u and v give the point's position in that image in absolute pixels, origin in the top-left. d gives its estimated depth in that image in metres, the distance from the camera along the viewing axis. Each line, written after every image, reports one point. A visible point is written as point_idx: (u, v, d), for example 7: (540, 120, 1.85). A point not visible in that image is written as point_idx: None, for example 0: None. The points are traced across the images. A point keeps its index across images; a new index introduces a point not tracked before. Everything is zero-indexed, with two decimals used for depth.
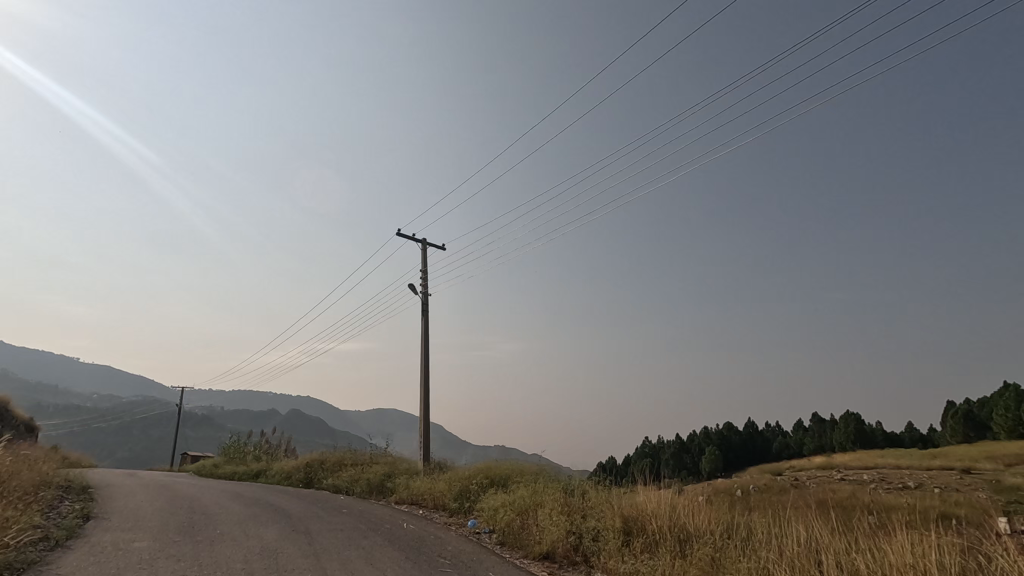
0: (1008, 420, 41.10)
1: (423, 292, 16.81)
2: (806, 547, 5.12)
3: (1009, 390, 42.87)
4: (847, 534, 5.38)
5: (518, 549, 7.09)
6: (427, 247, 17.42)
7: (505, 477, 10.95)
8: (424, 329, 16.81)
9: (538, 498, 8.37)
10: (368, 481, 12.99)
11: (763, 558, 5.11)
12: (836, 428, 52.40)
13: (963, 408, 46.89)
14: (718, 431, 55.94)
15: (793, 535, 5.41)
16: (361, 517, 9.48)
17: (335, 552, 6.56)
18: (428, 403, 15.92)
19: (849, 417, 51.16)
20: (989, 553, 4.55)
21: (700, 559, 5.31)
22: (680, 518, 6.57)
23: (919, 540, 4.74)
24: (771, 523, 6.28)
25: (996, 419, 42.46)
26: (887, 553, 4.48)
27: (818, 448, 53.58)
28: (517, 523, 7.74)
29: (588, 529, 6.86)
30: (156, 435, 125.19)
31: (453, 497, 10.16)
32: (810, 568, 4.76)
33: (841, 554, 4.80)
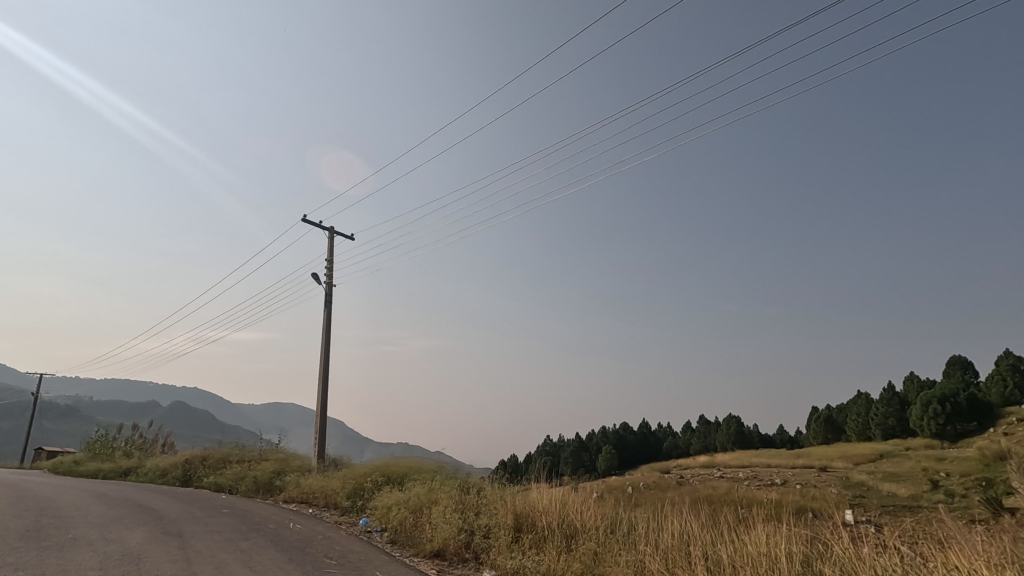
0: (859, 425, 46.77)
1: (327, 282, 16.15)
2: (679, 540, 5.49)
3: (862, 397, 48.72)
4: (714, 526, 5.85)
5: (409, 547, 7.00)
6: (334, 235, 16.69)
7: (402, 475, 10.81)
8: (327, 321, 16.14)
9: (433, 496, 8.34)
10: (255, 479, 12.26)
11: (641, 552, 5.42)
12: (719, 430, 56.92)
13: (824, 412, 52.71)
14: (615, 431, 58.70)
15: (669, 529, 5.78)
16: (243, 517, 8.90)
17: (209, 557, 6.07)
18: (326, 398, 15.31)
19: (731, 419, 55.78)
20: (828, 542, 5.15)
21: (583, 554, 5.55)
22: (568, 515, 6.83)
23: (774, 532, 5.27)
24: (651, 517, 6.70)
25: (850, 424, 48.10)
26: (746, 543, 4.92)
27: (703, 448, 57.94)
28: (410, 521, 7.65)
29: (480, 526, 6.94)
30: (4, 427, 109.81)
31: (346, 495, 9.84)
32: (679, 556, 5.14)
33: (709, 546, 5.20)
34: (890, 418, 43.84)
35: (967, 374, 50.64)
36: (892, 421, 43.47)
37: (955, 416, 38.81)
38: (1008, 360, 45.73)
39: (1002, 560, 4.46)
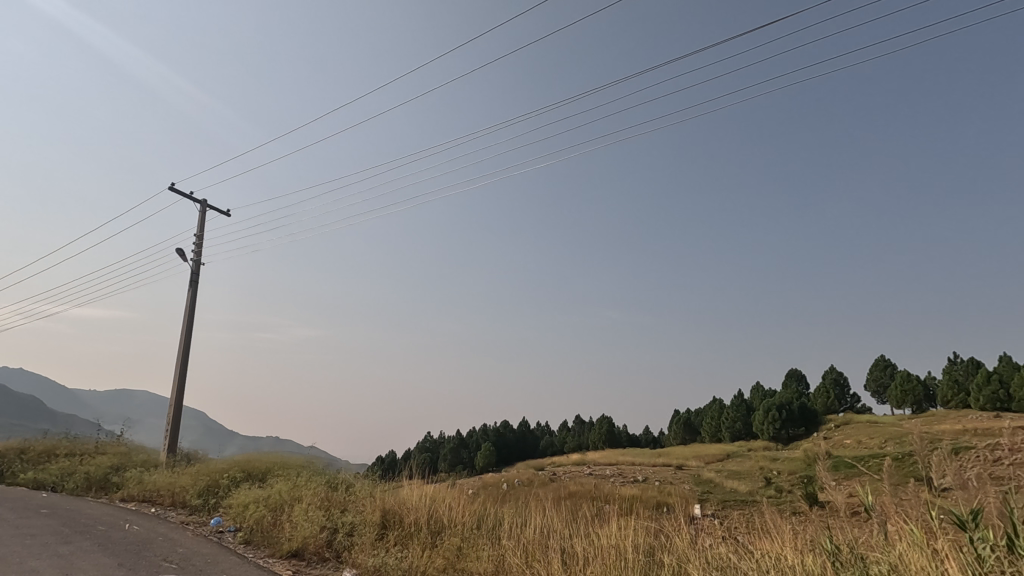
0: (712, 427, 51.93)
1: (194, 259, 14.73)
2: (540, 534, 5.71)
3: (716, 402, 54.10)
4: (573, 521, 6.16)
5: (264, 547, 6.59)
6: (206, 209, 15.25)
7: (264, 471, 10.13)
8: (190, 301, 14.69)
9: (296, 492, 7.91)
10: (87, 475, 10.82)
11: (503, 546, 5.56)
12: (592, 430, 60.20)
13: (684, 415, 57.86)
14: (495, 429, 59.77)
15: (533, 524, 5.99)
16: (65, 519, 7.79)
17: (14, 565, 5.25)
18: (182, 387, 13.93)
19: (603, 420, 59.24)
20: (669, 534, 5.65)
21: (447, 549, 5.59)
22: (436, 511, 6.84)
23: (626, 525, 5.68)
24: (517, 513, 6.91)
25: (704, 426, 53.24)
26: (600, 536, 5.23)
27: (576, 446, 60.95)
28: (267, 519, 7.19)
29: (344, 523, 6.71)
30: None
31: (196, 493, 9.01)
32: (538, 550, 5.34)
33: (566, 540, 5.46)
34: (738, 422, 49.10)
35: (801, 385, 58.26)
36: (739, 425, 48.72)
37: (788, 421, 44.36)
38: (832, 374, 53.47)
39: (805, 545, 5.18)
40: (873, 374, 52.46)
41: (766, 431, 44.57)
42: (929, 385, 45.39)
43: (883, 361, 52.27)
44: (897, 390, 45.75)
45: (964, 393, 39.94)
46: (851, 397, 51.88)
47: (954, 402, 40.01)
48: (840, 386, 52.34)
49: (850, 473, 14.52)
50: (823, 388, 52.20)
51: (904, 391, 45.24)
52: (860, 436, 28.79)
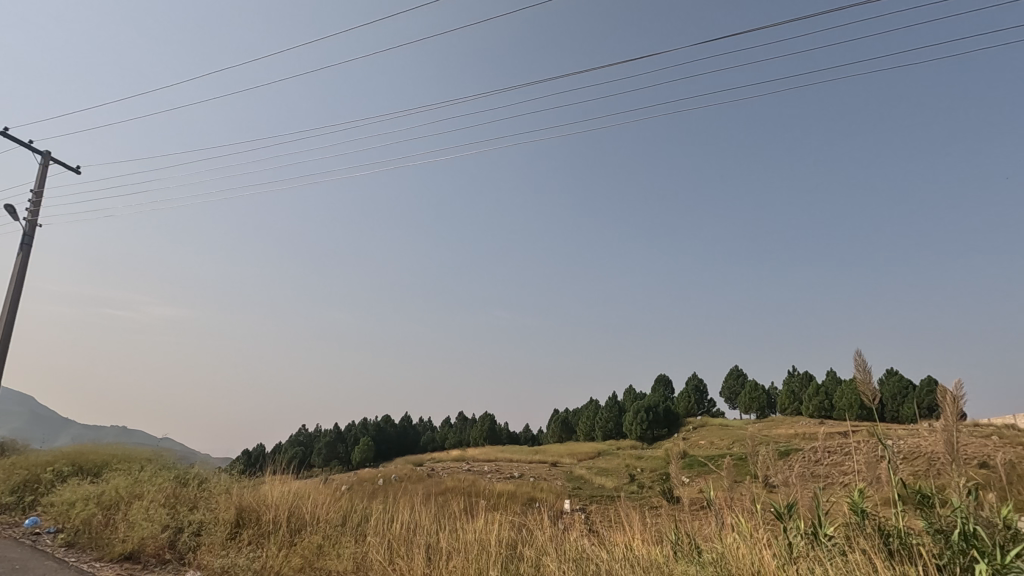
0: (587, 426, 54.79)
1: (29, 219, 12.74)
2: (407, 530, 5.65)
3: (592, 403, 57.10)
4: (442, 516, 6.17)
5: (91, 550, 5.85)
6: (50, 163, 13.25)
7: (100, 465, 9.00)
8: (19, 267, 12.66)
9: (137, 488, 7.11)
10: None
11: (367, 543, 5.42)
12: (474, 426, 60.88)
13: (562, 414, 60.44)
14: (375, 423, 58.25)
15: (400, 519, 5.92)
16: None
17: None
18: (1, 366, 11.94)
19: (486, 417, 60.14)
20: (531, 527, 5.85)
21: (305, 548, 5.35)
22: (299, 508, 6.52)
23: (493, 519, 5.81)
24: (386, 509, 6.79)
25: (580, 425, 56.02)
26: (465, 531, 5.28)
27: (457, 442, 61.27)
28: (98, 519, 6.39)
29: (190, 522, 6.16)
30: None
31: (8, 489, 7.77)
32: (402, 545, 5.29)
33: (431, 535, 5.45)
34: (610, 422, 52.17)
35: (667, 389, 63.32)
36: (611, 424, 51.82)
37: (654, 423, 48.00)
38: (694, 381, 58.83)
39: (652, 537, 5.63)
40: (728, 381, 58.35)
41: (634, 431, 47.87)
42: (771, 394, 51.40)
43: (737, 370, 58.32)
44: (746, 397, 51.26)
45: (798, 402, 45.72)
46: (709, 402, 57.30)
47: (790, 409, 45.66)
48: (700, 392, 57.56)
49: (701, 471, 16.07)
50: (685, 393, 57.12)
51: (751, 399, 50.88)
52: (713, 438, 31.89)
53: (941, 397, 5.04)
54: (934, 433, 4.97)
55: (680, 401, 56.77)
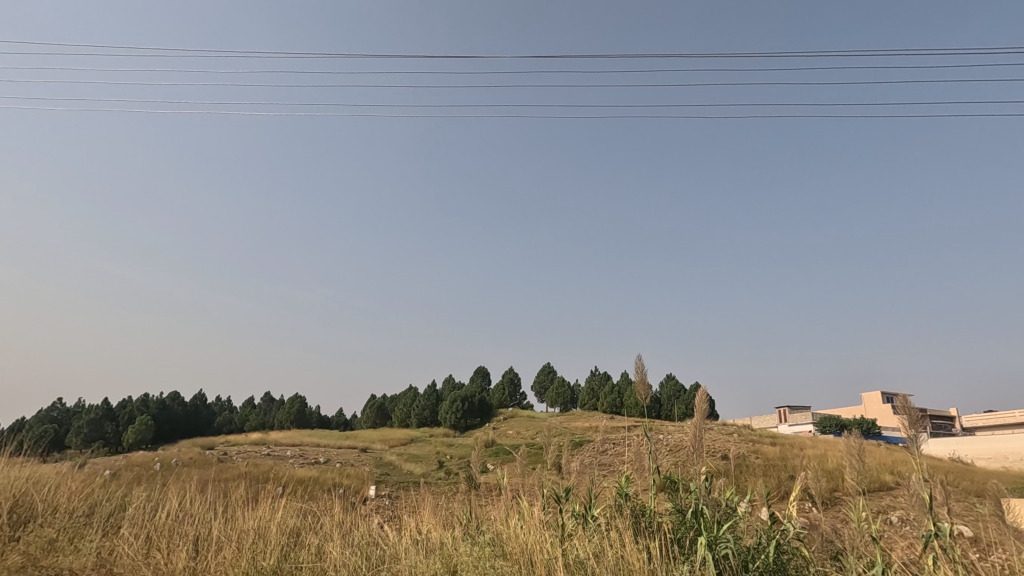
0: (402, 413, 54.58)
1: None
2: (174, 518, 5.05)
3: (411, 389, 56.98)
4: (219, 504, 5.62)
5: None
6: None
7: None
8: None
9: None
10: None
11: (119, 535, 4.71)
12: (281, 409, 56.73)
13: (379, 400, 59.42)
14: (160, 400, 50.91)
15: (166, 507, 5.26)
16: None
17: None
18: None
19: (296, 399, 56.46)
20: (322, 513, 5.65)
21: (32, 543, 4.46)
22: (31, 497, 5.41)
23: (279, 506, 5.48)
24: (152, 496, 5.98)
25: (396, 411, 55.61)
26: (245, 519, 4.90)
27: (259, 425, 56.51)
28: None
29: None
30: None
31: None
32: (165, 536, 4.71)
33: (203, 524, 4.94)
34: (425, 409, 52.57)
35: (484, 380, 65.96)
36: (427, 412, 52.29)
37: (468, 412, 49.59)
38: (510, 374, 62.29)
39: (442, 521, 5.83)
40: (539, 376, 62.76)
41: (449, 419, 48.93)
42: (575, 390, 56.64)
43: (548, 367, 63.12)
44: (553, 391, 55.64)
45: (595, 398, 51.04)
46: (521, 395, 61.02)
47: (588, 405, 50.75)
48: (514, 384, 61.17)
49: (504, 459, 17.10)
50: (501, 385, 60.10)
51: (558, 393, 55.43)
52: (519, 428, 33.94)
53: (696, 398, 6.07)
54: (687, 430, 5.94)
55: (495, 392, 59.62)
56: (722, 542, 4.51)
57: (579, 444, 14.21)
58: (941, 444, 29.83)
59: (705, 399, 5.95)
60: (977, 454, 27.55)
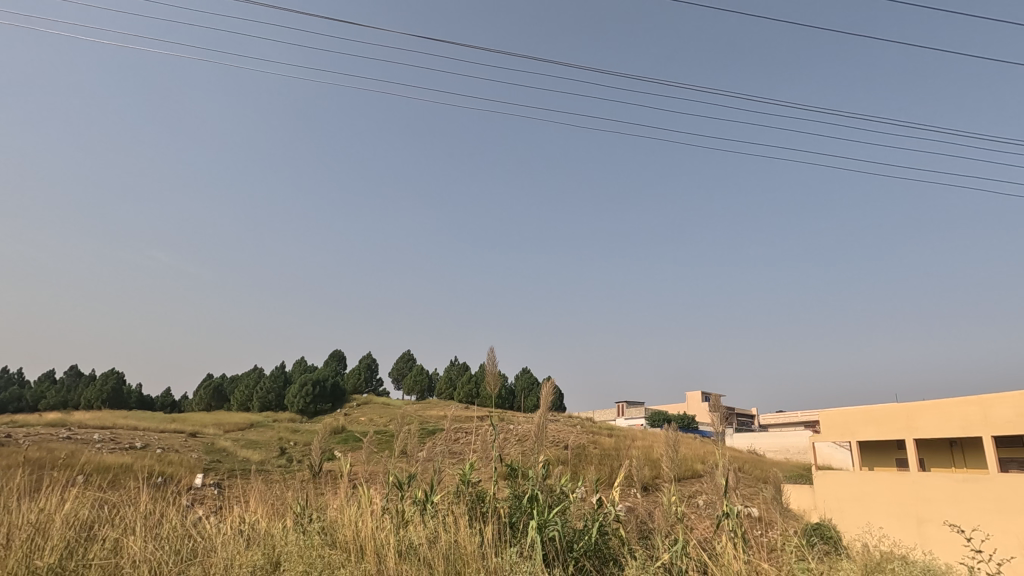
0: (243, 396, 50.19)
1: None
2: None
3: (255, 371, 52.64)
4: None
5: None
6: None
7: None
8: None
9: None
10: None
11: None
12: (91, 386, 49.02)
13: (216, 380, 54.05)
14: None
15: None
16: None
17: None
18: None
19: (112, 375, 49.19)
20: (126, 503, 5.01)
21: None
22: None
23: (70, 496, 4.73)
24: None
25: (236, 393, 51.03)
26: (22, 511, 4.16)
27: (59, 403, 48.23)
28: None
29: None
30: None
31: None
32: None
33: None
34: (271, 393, 48.94)
35: (339, 365, 63.19)
36: (271, 396, 48.66)
37: (318, 397, 47.07)
38: (367, 360, 60.49)
39: (273, 511, 5.48)
40: (398, 364, 61.71)
41: (296, 404, 46.07)
42: (433, 378, 56.62)
43: (408, 354, 62.40)
44: (411, 379, 55.05)
45: (453, 388, 51.53)
46: (377, 381, 59.54)
47: (445, 394, 51.04)
48: (371, 370, 59.56)
49: (352, 446, 16.49)
50: (357, 370, 58.01)
51: (416, 381, 54.99)
52: (371, 415, 33.02)
53: (543, 390, 6.41)
54: (530, 420, 6.25)
55: (349, 377, 57.42)
56: (550, 525, 4.81)
57: (431, 431, 14.23)
58: (742, 438, 34.80)
59: (548, 391, 6.32)
60: (768, 447, 32.61)
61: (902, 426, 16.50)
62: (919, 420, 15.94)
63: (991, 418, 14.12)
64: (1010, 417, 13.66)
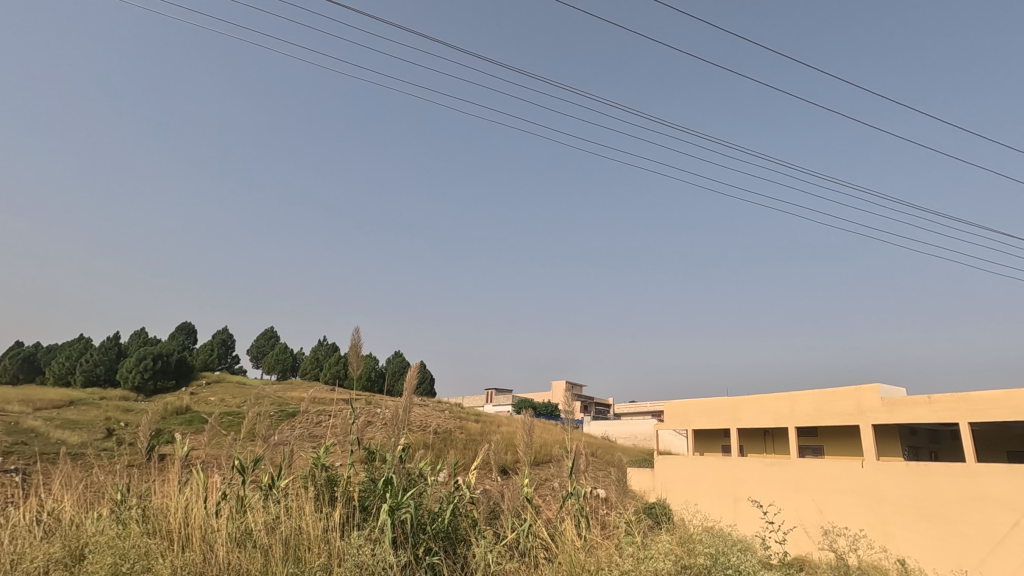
0: (61, 368, 43.40)
1: None
2: None
3: (80, 341, 45.74)
4: None
5: None
6: None
7: None
8: None
9: None
10: None
11: None
12: None
13: (27, 349, 46.13)
14: None
15: None
16: None
17: None
18: None
19: None
20: None
21: None
22: None
23: None
24: None
25: (53, 365, 44.00)
26: None
27: None
28: None
29: None
30: None
31: None
32: None
33: None
34: (99, 366, 42.90)
35: (188, 340, 57.12)
36: (99, 369, 42.65)
37: (159, 373, 42.15)
38: (221, 336, 55.44)
39: (85, 499, 4.85)
40: (258, 341, 57.39)
41: (131, 379, 40.90)
42: (296, 358, 53.44)
43: (270, 331, 58.25)
44: (272, 358, 51.48)
45: (318, 368, 49.06)
46: (231, 359, 54.82)
47: (309, 375, 48.48)
48: (225, 347, 54.74)
49: (196, 429, 15.01)
50: (208, 346, 52.90)
51: (277, 360, 51.50)
52: (223, 395, 30.35)
53: (409, 373, 6.31)
54: (393, 403, 6.12)
55: (199, 353, 52.20)
56: (403, 508, 4.80)
57: (289, 414, 13.43)
58: (598, 426, 37.40)
59: (414, 374, 6.24)
60: (619, 434, 35.42)
61: (728, 417, 18.87)
62: (742, 412, 18.32)
63: (796, 412, 16.68)
64: (810, 411, 16.23)
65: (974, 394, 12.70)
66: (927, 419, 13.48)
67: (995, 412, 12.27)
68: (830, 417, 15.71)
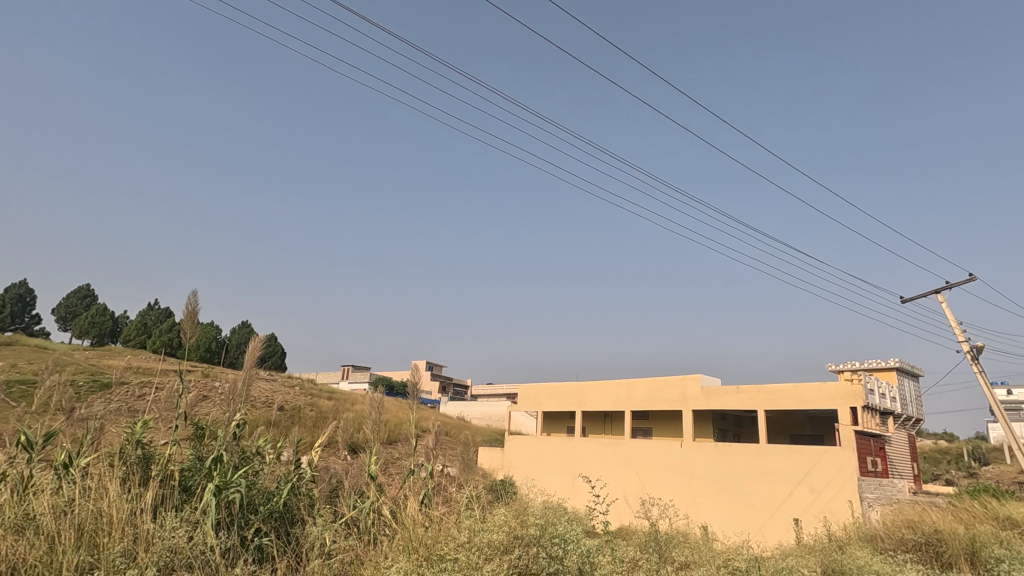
0: None
1: None
2: None
3: None
4: None
5: None
6: None
7: None
8: None
9: None
10: None
11: None
12: None
13: None
14: None
15: None
16: None
17: None
18: None
19: None
20: None
21: None
22: None
23: None
24: None
25: None
26: None
27: None
28: None
29: None
30: None
31: None
32: None
33: None
34: None
35: None
36: None
37: None
38: (16, 291, 46.41)
39: None
40: (68, 300, 49.10)
41: None
42: (118, 323, 46.70)
43: (84, 290, 50.08)
44: (85, 321, 44.38)
45: (146, 334, 43.43)
46: (29, 320, 46.20)
47: (134, 342, 42.69)
48: (21, 304, 45.91)
49: None
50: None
51: (92, 324, 44.54)
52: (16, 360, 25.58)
53: (252, 344, 5.79)
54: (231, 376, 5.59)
55: None
56: (231, 487, 4.45)
57: (103, 385, 11.73)
58: (454, 406, 37.94)
59: (259, 346, 5.76)
60: (473, 414, 36.28)
61: (575, 400, 20.26)
62: (587, 396, 19.78)
63: (632, 397, 18.41)
64: (644, 397, 18.02)
65: (771, 387, 15.04)
66: (734, 405, 15.72)
67: (784, 401, 14.69)
68: (660, 402, 17.60)
